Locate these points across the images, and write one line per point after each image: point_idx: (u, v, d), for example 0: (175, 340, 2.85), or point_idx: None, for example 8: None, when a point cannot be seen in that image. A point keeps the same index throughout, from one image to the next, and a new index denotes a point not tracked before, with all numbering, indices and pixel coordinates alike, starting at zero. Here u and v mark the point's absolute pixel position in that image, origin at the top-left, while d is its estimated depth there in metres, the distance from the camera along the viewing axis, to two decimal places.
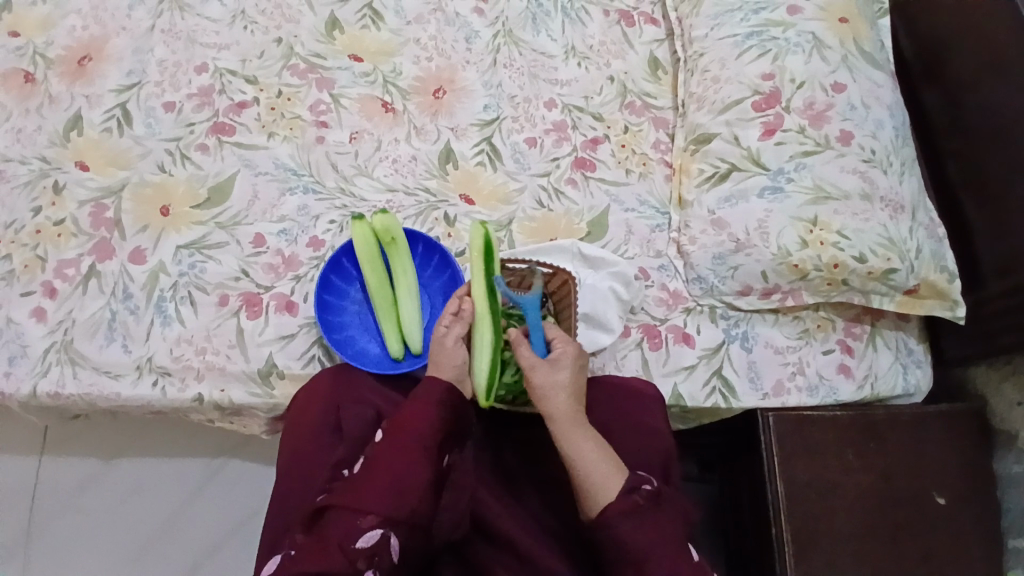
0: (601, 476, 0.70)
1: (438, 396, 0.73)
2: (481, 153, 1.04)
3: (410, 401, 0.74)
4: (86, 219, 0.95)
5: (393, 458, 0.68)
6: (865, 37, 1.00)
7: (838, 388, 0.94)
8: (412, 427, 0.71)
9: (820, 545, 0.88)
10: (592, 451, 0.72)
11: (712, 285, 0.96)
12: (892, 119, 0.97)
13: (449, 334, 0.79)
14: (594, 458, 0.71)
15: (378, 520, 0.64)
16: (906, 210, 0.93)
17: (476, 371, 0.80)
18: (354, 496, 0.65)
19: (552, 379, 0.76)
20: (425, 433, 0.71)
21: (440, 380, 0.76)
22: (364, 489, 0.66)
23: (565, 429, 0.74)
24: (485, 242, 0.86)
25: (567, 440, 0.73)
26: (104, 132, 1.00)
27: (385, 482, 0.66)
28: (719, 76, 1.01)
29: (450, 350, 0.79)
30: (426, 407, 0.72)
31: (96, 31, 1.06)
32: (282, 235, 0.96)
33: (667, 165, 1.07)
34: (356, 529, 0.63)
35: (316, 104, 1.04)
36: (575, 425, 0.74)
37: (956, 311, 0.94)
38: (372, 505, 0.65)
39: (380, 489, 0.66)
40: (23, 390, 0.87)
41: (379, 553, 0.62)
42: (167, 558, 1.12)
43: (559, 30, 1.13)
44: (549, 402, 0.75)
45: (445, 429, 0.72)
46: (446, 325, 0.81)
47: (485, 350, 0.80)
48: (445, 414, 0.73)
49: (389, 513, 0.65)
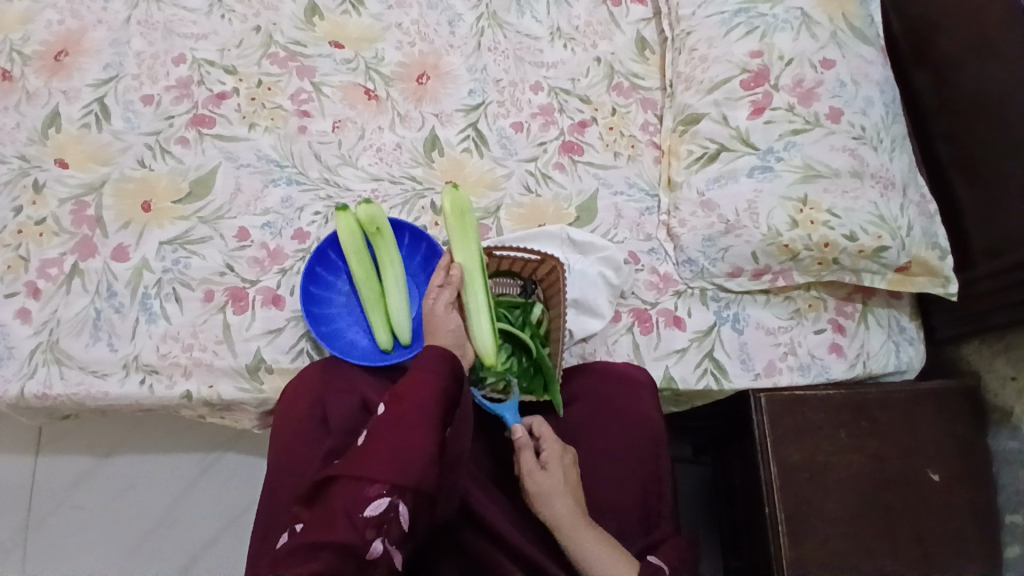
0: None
1: (437, 366, 0.71)
2: (467, 139, 1.03)
3: (409, 372, 0.71)
4: (68, 217, 0.93)
5: (397, 428, 0.65)
6: (854, 12, 0.98)
7: (830, 367, 0.94)
8: (414, 397, 0.68)
9: (813, 525, 0.88)
10: (602, 552, 0.70)
11: (702, 268, 0.95)
12: (882, 95, 0.96)
13: (439, 301, 0.78)
14: (605, 559, 0.70)
15: (385, 487, 0.61)
16: (897, 187, 0.92)
17: (477, 337, 0.81)
18: (358, 465, 0.63)
19: (547, 484, 0.74)
20: (427, 400, 0.68)
21: (435, 347, 0.73)
22: (368, 457, 0.63)
23: (570, 533, 0.71)
24: (460, 205, 0.86)
25: (573, 542, 0.71)
26: (83, 128, 0.99)
27: (388, 449, 0.64)
28: (707, 55, 1.00)
29: (441, 316, 0.77)
30: (426, 377, 0.70)
31: (72, 25, 1.04)
32: (266, 228, 0.95)
33: (655, 146, 1.06)
34: (363, 498, 0.61)
35: (297, 93, 1.02)
36: (578, 526, 0.72)
37: (949, 288, 0.93)
38: (377, 473, 0.62)
39: (385, 457, 0.63)
40: (10, 392, 0.86)
41: (387, 521, 0.61)
42: (163, 554, 1.12)
43: (544, 11, 1.11)
44: (549, 506, 0.73)
45: (447, 396, 0.70)
46: (433, 295, 0.79)
47: (483, 313, 0.81)
48: (447, 382, 0.71)
49: (395, 480, 0.62)
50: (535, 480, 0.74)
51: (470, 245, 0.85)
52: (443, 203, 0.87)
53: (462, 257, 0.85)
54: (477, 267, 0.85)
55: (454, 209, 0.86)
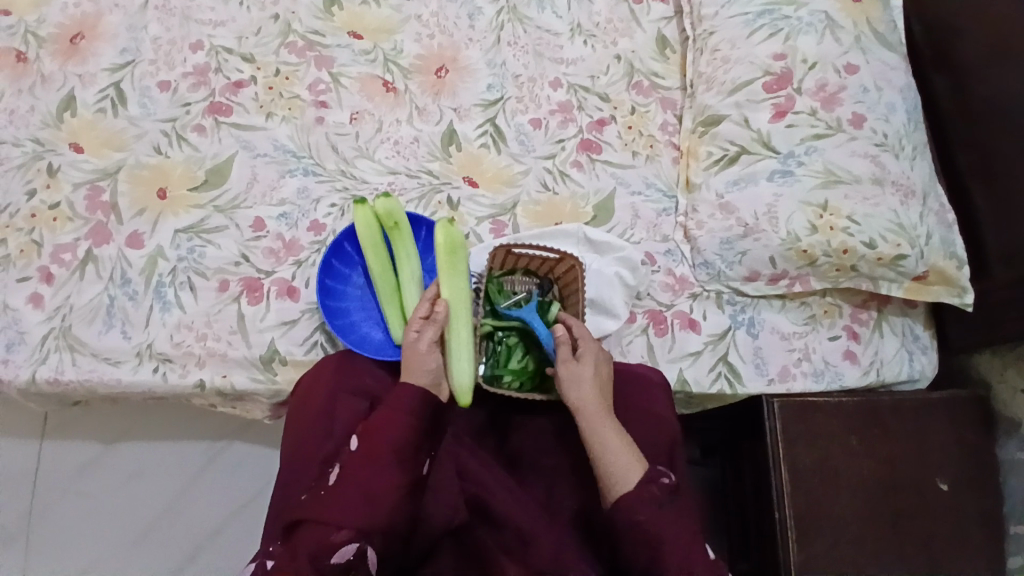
0: (622, 464, 0.72)
1: (411, 404, 0.71)
2: (484, 134, 1.02)
3: (382, 406, 0.72)
4: (82, 203, 0.93)
5: (364, 471, 0.67)
6: (878, 17, 0.98)
7: (843, 374, 0.94)
8: (385, 436, 0.69)
9: (823, 532, 0.88)
10: (614, 441, 0.73)
11: (719, 271, 0.95)
12: (905, 102, 0.95)
13: (421, 339, 0.77)
14: (616, 446, 0.73)
15: (352, 535, 0.64)
16: (917, 195, 0.92)
17: (455, 373, 0.78)
18: (325, 509, 0.65)
19: (576, 370, 0.77)
20: (398, 441, 0.69)
21: (412, 385, 0.73)
22: (336, 500, 0.65)
23: (588, 417, 0.75)
24: (452, 240, 0.86)
25: (590, 425, 0.74)
26: (98, 113, 0.98)
27: (356, 492, 0.66)
28: (729, 57, 0.99)
29: (422, 354, 0.76)
30: (398, 415, 0.70)
31: (88, 8, 1.03)
32: (282, 219, 0.94)
33: (674, 147, 1.06)
34: (330, 545, 0.63)
35: (315, 83, 1.01)
36: (600, 415, 0.75)
37: (964, 299, 0.92)
38: (343, 520, 0.64)
39: (353, 501, 0.65)
40: (21, 377, 0.85)
41: (353, 567, 0.64)
42: (169, 540, 1.12)
43: (565, 6, 1.10)
44: (573, 389, 0.76)
45: (420, 434, 0.71)
46: (416, 330, 0.78)
47: (462, 351, 0.79)
48: (421, 420, 0.71)
49: (364, 526, 0.65)
50: (565, 366, 0.77)
51: (459, 281, 0.84)
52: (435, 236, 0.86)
53: (449, 291, 0.83)
54: (463, 301, 0.83)
55: (446, 243, 0.85)
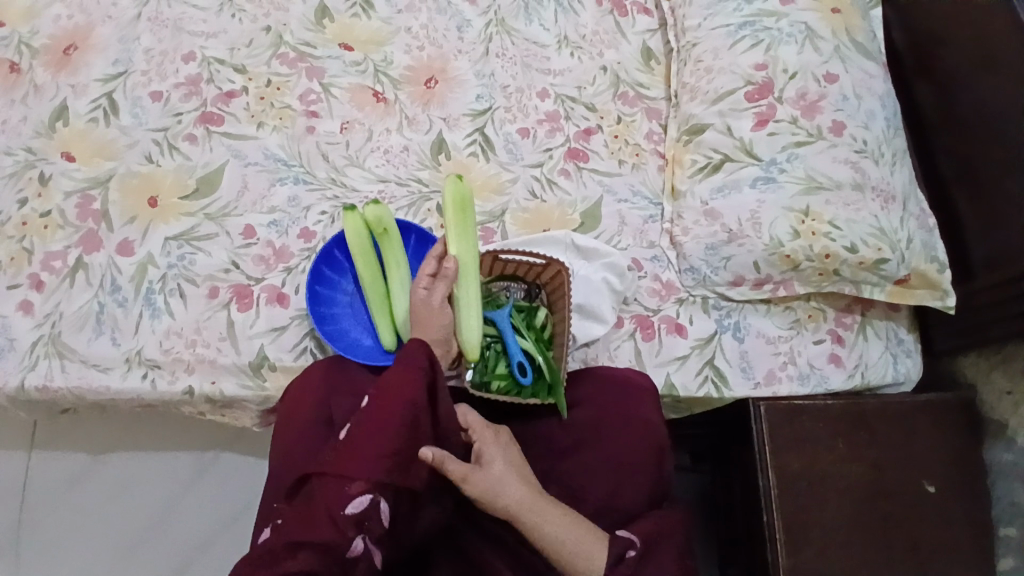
0: (586, 554, 0.67)
1: (423, 360, 0.72)
2: (473, 143, 1.03)
3: (393, 365, 0.71)
4: (73, 211, 0.93)
5: (377, 428, 0.66)
6: (857, 28, 1.00)
7: (828, 377, 0.95)
8: (395, 393, 0.68)
9: (811, 536, 0.89)
10: (565, 533, 0.68)
11: (705, 276, 0.96)
12: (884, 110, 0.97)
13: (434, 296, 0.82)
14: (570, 538, 0.68)
15: (367, 486, 0.62)
16: (897, 200, 0.94)
17: (465, 330, 0.84)
18: (339, 463, 0.63)
19: (489, 479, 0.69)
20: (411, 397, 0.68)
21: (421, 341, 0.73)
22: (349, 454, 0.64)
23: (528, 512, 0.68)
24: (461, 196, 0.88)
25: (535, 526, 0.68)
26: (90, 122, 0.99)
27: (371, 446, 0.64)
28: (712, 67, 1.01)
29: (436, 311, 0.82)
30: (413, 372, 0.70)
31: (81, 20, 1.04)
32: (272, 226, 0.95)
33: (660, 155, 1.07)
34: (344, 496, 0.61)
35: (305, 93, 1.03)
36: (538, 507, 0.69)
37: (946, 301, 0.95)
38: (359, 473, 0.63)
39: (366, 454, 0.64)
40: (11, 384, 0.86)
41: (368, 518, 0.62)
42: (157, 555, 1.12)
43: (551, 19, 1.12)
44: (500, 493, 0.68)
45: (431, 393, 0.71)
46: (426, 288, 0.82)
47: (472, 308, 0.84)
48: (432, 378, 0.71)
49: (377, 479, 0.63)
50: (479, 479, 0.68)
51: (467, 237, 0.87)
52: (445, 192, 0.89)
53: (458, 248, 0.86)
54: (472, 258, 0.86)
55: (455, 200, 0.88)
